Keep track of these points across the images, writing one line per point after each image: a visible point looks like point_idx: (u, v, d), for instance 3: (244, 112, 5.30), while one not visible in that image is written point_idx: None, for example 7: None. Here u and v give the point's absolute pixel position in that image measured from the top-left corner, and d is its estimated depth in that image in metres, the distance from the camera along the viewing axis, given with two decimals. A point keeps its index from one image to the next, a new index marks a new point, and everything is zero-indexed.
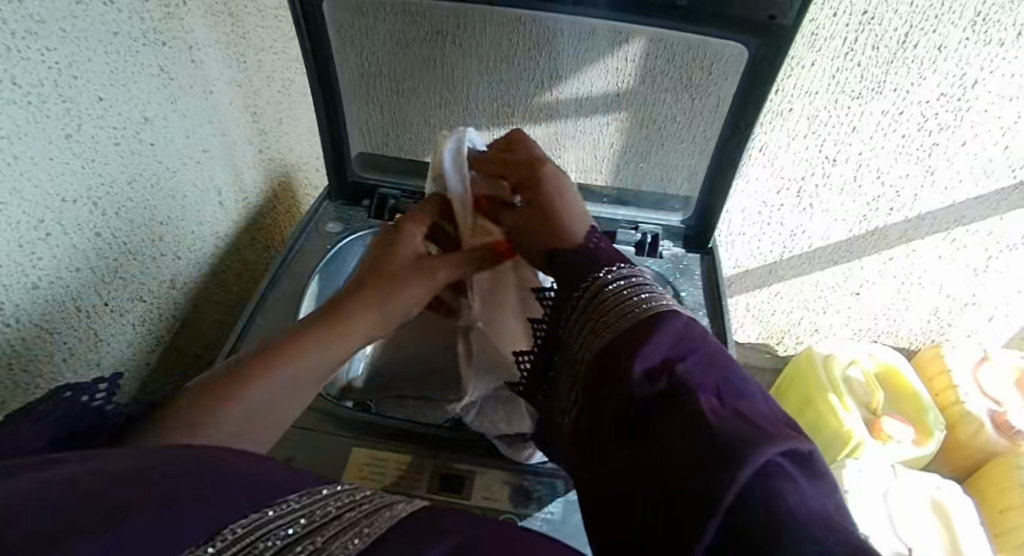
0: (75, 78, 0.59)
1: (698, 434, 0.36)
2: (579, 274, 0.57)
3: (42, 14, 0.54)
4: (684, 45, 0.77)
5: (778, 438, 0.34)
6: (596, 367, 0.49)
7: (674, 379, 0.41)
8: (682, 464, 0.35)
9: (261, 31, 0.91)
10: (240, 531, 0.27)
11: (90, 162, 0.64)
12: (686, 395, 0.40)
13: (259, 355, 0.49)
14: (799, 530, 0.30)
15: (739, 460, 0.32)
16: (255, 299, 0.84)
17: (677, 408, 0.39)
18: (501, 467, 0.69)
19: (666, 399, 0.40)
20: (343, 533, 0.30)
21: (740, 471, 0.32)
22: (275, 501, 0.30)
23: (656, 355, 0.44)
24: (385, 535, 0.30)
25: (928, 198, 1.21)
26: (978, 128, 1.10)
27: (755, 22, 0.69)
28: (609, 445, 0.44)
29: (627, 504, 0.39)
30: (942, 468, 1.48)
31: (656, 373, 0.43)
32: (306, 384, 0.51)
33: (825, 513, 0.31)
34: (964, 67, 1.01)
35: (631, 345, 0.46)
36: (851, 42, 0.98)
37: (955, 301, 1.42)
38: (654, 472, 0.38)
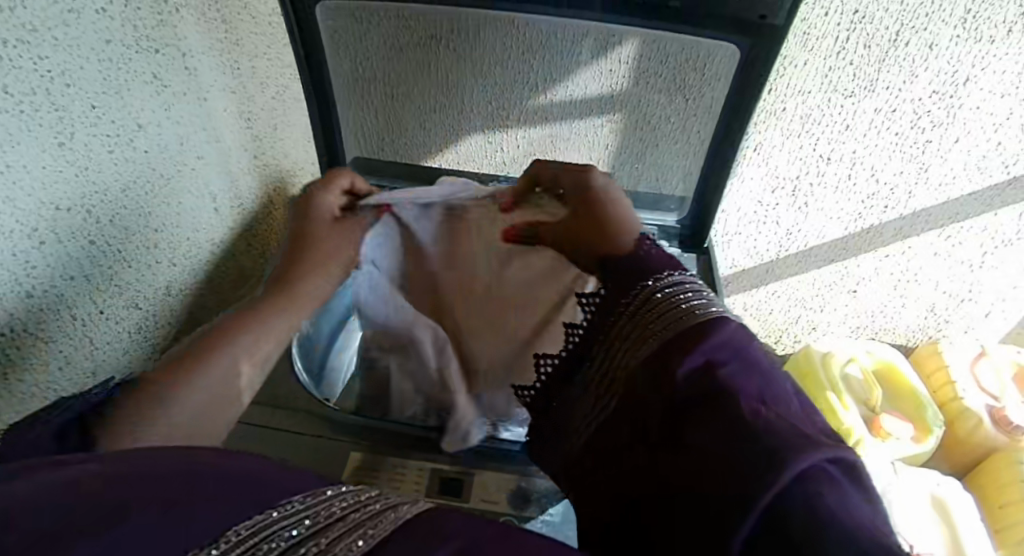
0: (67, 86, 0.59)
1: (734, 438, 0.35)
2: (629, 281, 0.53)
3: (33, 23, 0.54)
4: (677, 46, 0.77)
5: (823, 445, 0.33)
6: (637, 377, 0.46)
7: (719, 382, 0.39)
8: (718, 467, 0.34)
9: (254, 38, 0.91)
10: (244, 533, 0.27)
11: (84, 170, 0.64)
12: (726, 400, 0.38)
13: (208, 336, 0.50)
14: (842, 536, 0.29)
15: (779, 462, 0.32)
16: None
17: (715, 411, 0.38)
18: (499, 469, 0.69)
19: (710, 400, 0.38)
20: (349, 534, 0.30)
21: (780, 472, 0.31)
22: (279, 502, 0.30)
23: (697, 360, 0.41)
24: (391, 536, 0.30)
25: (922, 196, 1.21)
26: (970, 125, 1.10)
27: (747, 23, 0.70)
28: (645, 454, 0.42)
29: (662, 514, 0.38)
30: (941, 464, 1.48)
31: (697, 379, 0.40)
32: (261, 357, 0.52)
33: (871, 519, 0.30)
34: (956, 64, 1.02)
35: (676, 349, 0.43)
36: (842, 41, 0.99)
37: (952, 298, 1.42)
38: (685, 476, 0.36)
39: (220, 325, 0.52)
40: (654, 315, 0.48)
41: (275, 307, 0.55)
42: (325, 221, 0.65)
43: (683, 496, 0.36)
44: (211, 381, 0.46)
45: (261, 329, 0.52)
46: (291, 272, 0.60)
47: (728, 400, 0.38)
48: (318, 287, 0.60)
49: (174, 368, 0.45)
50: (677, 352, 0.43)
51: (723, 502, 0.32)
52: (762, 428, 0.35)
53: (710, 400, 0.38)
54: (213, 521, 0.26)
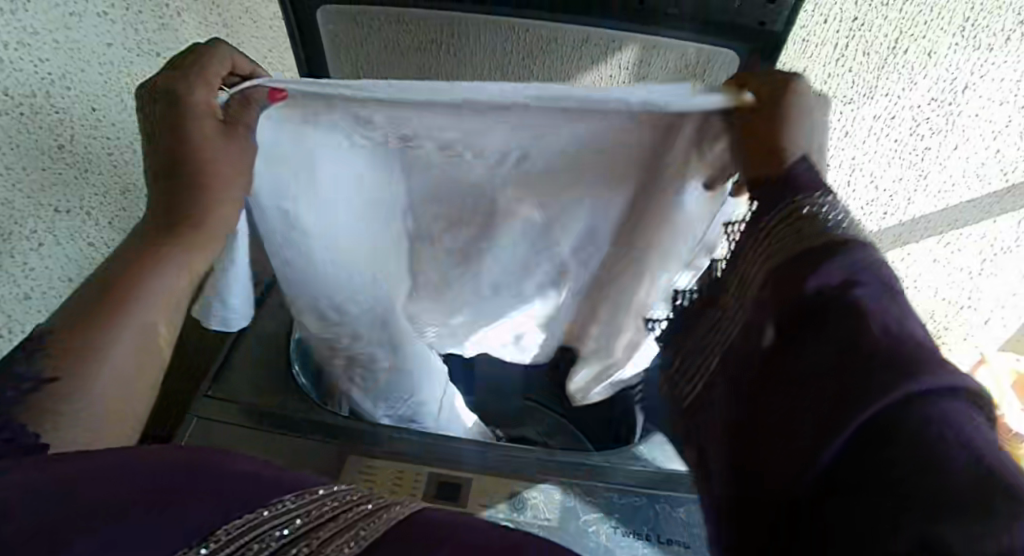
0: (68, 88, 0.59)
1: (827, 374, 0.30)
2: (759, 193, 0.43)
3: (35, 26, 0.54)
4: (677, 52, 0.77)
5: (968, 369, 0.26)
6: (745, 314, 0.40)
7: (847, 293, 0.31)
8: (809, 415, 0.30)
9: (255, 41, 0.91)
10: (234, 532, 0.28)
11: (84, 173, 0.64)
12: (853, 312, 0.30)
13: (99, 302, 0.45)
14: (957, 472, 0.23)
15: (897, 377, 0.26)
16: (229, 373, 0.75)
17: (832, 324, 0.31)
18: (497, 474, 0.66)
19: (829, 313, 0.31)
20: (339, 536, 0.30)
21: (896, 389, 0.26)
22: (270, 501, 0.31)
23: (836, 285, 0.32)
24: (382, 537, 0.30)
25: (921, 202, 1.22)
26: (969, 132, 1.09)
27: (747, 29, 0.70)
28: (737, 399, 0.38)
29: (749, 475, 0.35)
30: None
31: (819, 295, 0.32)
32: (171, 304, 0.49)
33: (997, 447, 0.25)
34: (956, 72, 1.01)
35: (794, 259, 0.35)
36: (841, 48, 0.99)
37: (951, 305, 1.42)
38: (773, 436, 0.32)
39: (110, 281, 0.46)
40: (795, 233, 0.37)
41: (176, 254, 0.48)
42: (210, 129, 0.48)
43: (771, 458, 0.32)
44: (115, 353, 0.44)
45: (160, 282, 0.48)
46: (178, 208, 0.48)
47: (845, 324, 0.30)
48: (226, 218, 0.51)
49: (69, 354, 0.43)
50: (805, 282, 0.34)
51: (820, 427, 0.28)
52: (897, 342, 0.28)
53: (814, 334, 0.31)
54: (202, 522, 0.28)
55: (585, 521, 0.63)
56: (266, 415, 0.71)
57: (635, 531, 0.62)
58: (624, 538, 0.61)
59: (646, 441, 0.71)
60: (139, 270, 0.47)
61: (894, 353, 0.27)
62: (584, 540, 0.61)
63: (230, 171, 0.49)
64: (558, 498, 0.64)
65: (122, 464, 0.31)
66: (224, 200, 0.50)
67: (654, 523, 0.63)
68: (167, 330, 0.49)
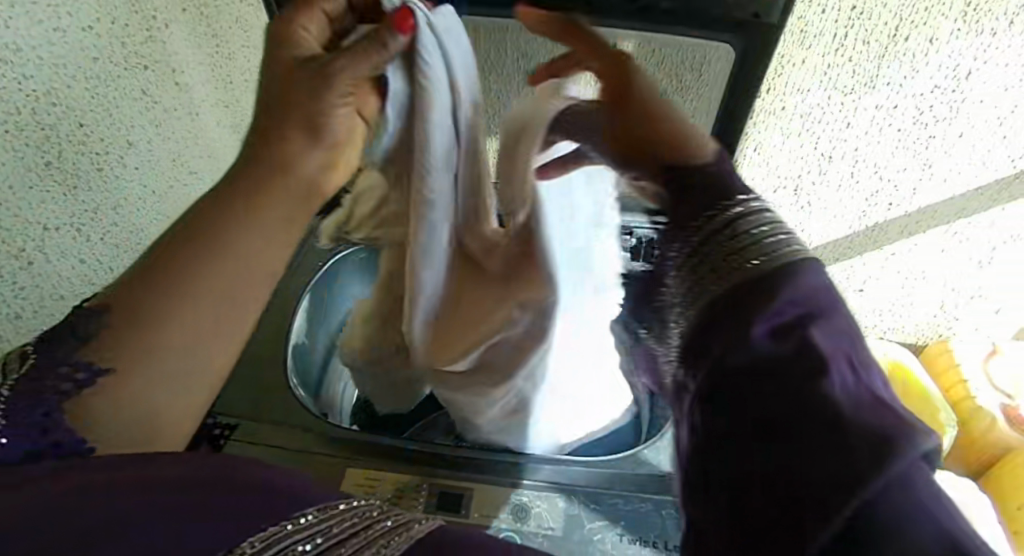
0: (53, 105, 0.58)
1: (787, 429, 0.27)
2: (699, 199, 0.38)
3: (17, 42, 0.53)
4: (673, 51, 0.70)
5: (917, 434, 0.25)
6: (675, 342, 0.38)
7: (805, 343, 0.29)
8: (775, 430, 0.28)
9: (246, 51, 0.87)
10: (259, 545, 0.29)
11: (73, 189, 0.62)
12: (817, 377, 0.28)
13: (171, 252, 0.43)
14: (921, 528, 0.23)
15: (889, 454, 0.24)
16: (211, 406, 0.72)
17: (806, 379, 0.28)
18: (495, 482, 0.65)
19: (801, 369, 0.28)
20: (365, 549, 0.31)
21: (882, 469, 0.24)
22: (293, 514, 0.31)
23: (823, 337, 0.29)
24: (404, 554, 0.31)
25: (928, 191, 1.19)
26: (974, 118, 1.07)
27: (738, 21, 0.62)
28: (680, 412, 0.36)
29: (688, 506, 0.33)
30: (955, 466, 1.46)
31: (785, 355, 0.29)
32: (260, 268, 0.46)
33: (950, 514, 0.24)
34: (958, 58, 0.98)
35: (747, 307, 0.32)
36: (840, 37, 0.95)
37: (961, 295, 1.41)
38: (732, 446, 0.30)
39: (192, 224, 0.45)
40: (700, 208, 0.38)
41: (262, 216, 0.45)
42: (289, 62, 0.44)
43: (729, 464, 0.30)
44: (211, 320, 0.43)
45: (242, 237, 0.45)
46: (273, 145, 0.45)
47: (803, 382, 0.28)
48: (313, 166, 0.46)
49: (139, 312, 0.41)
50: (744, 299, 0.32)
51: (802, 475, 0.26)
52: (851, 413, 0.26)
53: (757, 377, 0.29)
54: (217, 546, 0.27)
55: (590, 529, 0.61)
56: (261, 426, 0.70)
57: (641, 538, 0.60)
58: (629, 545, 0.60)
59: (651, 445, 0.70)
60: (239, 228, 0.44)
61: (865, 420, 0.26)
62: (588, 548, 0.60)
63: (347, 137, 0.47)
64: (561, 506, 0.63)
65: (167, 469, 0.30)
66: (300, 146, 0.45)
67: (661, 529, 0.61)
68: (242, 292, 0.45)
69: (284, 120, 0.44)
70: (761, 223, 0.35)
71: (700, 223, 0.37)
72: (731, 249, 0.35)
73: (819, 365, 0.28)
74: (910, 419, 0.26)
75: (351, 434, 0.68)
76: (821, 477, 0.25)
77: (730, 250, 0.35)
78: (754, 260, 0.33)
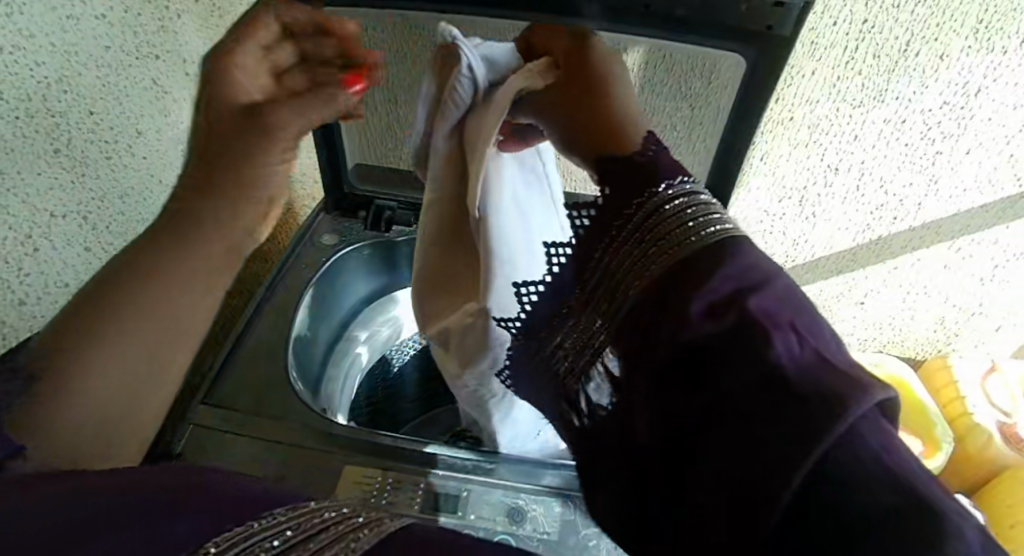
0: (64, 92, 0.58)
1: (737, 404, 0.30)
2: (631, 181, 0.42)
3: (31, 29, 0.53)
4: (683, 58, 0.72)
5: (852, 385, 0.28)
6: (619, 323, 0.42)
7: (742, 317, 0.32)
8: (735, 390, 0.30)
9: None
10: (224, 544, 0.28)
11: (80, 177, 0.62)
12: (756, 343, 0.31)
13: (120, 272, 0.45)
14: (878, 478, 0.26)
15: (838, 410, 0.27)
16: (209, 396, 0.71)
17: (743, 352, 0.31)
18: (493, 484, 0.65)
19: (732, 340, 0.31)
20: (334, 543, 0.31)
21: (837, 425, 0.27)
22: (255, 517, 0.31)
23: (766, 303, 0.32)
24: (375, 550, 0.31)
25: (932, 207, 1.19)
26: (981, 136, 1.07)
27: (752, 32, 0.62)
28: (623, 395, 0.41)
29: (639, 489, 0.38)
30: (949, 483, 1.46)
31: (718, 324, 0.32)
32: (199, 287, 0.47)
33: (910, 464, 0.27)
34: (967, 75, 0.98)
35: (687, 283, 0.35)
36: (851, 50, 0.95)
37: (962, 312, 1.41)
38: (703, 421, 0.31)
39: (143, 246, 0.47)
40: (640, 184, 0.42)
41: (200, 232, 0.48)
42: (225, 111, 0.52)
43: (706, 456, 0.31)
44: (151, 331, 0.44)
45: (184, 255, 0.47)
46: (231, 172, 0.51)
47: (746, 353, 0.31)
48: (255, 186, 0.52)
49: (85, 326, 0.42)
50: (693, 277, 0.36)
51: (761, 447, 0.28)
52: (788, 374, 0.29)
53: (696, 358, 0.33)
54: (186, 545, 0.27)
55: (585, 535, 0.61)
56: (260, 420, 0.69)
57: None
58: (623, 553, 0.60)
59: None
60: (182, 240, 0.47)
61: (801, 380, 0.29)
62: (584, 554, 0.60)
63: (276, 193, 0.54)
64: (557, 511, 0.63)
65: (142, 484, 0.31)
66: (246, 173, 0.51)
67: None
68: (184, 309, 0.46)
69: (225, 170, 0.51)
70: (682, 206, 0.40)
71: (639, 202, 0.41)
72: (667, 227, 0.39)
73: (766, 333, 0.31)
74: (840, 369, 0.30)
75: (350, 432, 0.68)
76: (788, 440, 0.27)
77: (665, 229, 0.39)
78: (688, 238, 0.38)
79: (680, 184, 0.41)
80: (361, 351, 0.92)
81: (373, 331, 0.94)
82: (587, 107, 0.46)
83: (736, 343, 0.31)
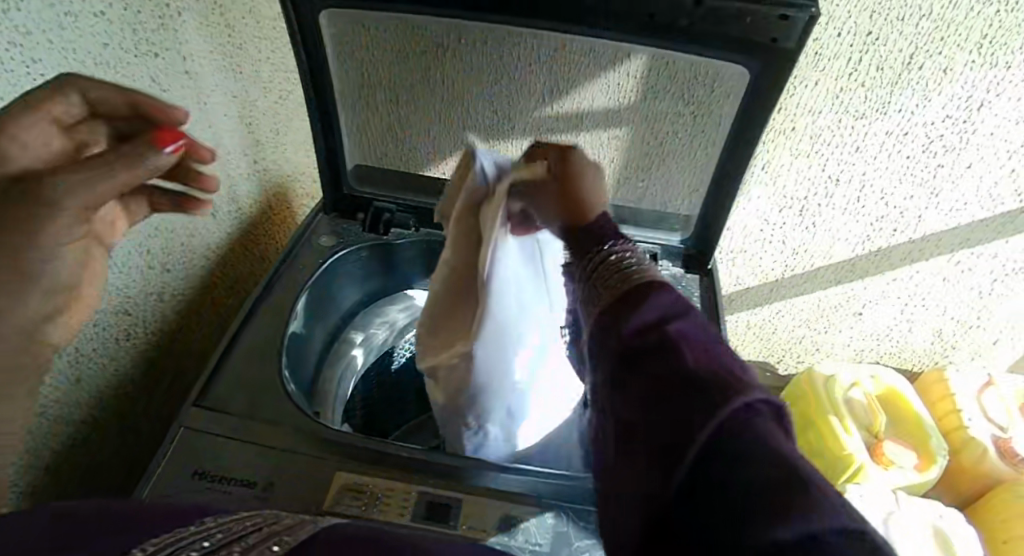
0: (60, 89, 0.57)
1: (650, 404, 0.34)
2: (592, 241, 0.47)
3: (28, 25, 0.52)
4: (685, 66, 0.71)
5: (746, 387, 0.32)
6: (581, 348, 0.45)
7: (660, 331, 0.36)
8: (650, 408, 0.34)
9: (257, 42, 0.88)
10: (153, 548, 0.26)
11: None
12: (671, 351, 0.34)
13: None
14: (759, 455, 0.29)
15: (725, 401, 0.31)
16: (196, 402, 0.70)
17: (659, 359, 0.35)
18: (487, 495, 0.64)
19: (651, 352, 0.35)
20: (265, 539, 0.29)
21: (719, 413, 0.30)
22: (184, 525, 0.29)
23: (682, 327, 0.36)
24: (302, 546, 0.30)
25: (932, 220, 1.19)
26: (983, 150, 1.07)
27: (757, 44, 0.62)
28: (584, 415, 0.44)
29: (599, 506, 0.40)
30: (942, 495, 1.46)
31: (643, 338, 0.36)
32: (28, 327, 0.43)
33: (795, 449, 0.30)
34: (971, 89, 0.98)
35: (617, 305, 0.39)
36: (854, 62, 0.95)
37: (960, 324, 1.41)
38: (628, 444, 0.35)
39: None
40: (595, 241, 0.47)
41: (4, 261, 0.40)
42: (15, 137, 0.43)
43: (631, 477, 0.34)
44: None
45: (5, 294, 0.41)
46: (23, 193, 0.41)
47: (661, 358, 0.35)
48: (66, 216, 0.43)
49: None
50: (623, 302, 0.39)
51: (667, 439, 0.32)
52: (691, 378, 0.33)
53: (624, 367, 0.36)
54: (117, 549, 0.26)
55: (577, 547, 0.61)
56: (253, 424, 0.68)
57: None
58: None
59: None
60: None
61: (703, 381, 0.32)
62: None
63: (76, 278, 0.49)
64: (551, 524, 0.62)
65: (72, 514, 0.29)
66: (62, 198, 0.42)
67: None
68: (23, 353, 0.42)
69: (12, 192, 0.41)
70: (630, 260, 0.43)
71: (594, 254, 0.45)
72: (610, 268, 0.43)
73: (677, 344, 0.35)
74: (744, 379, 0.33)
75: (344, 437, 0.68)
76: (686, 426, 0.31)
77: (611, 272, 0.43)
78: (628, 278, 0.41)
79: (624, 244, 0.45)
80: (356, 354, 0.92)
81: (370, 334, 0.95)
82: (571, 190, 0.52)
83: (654, 354, 0.35)
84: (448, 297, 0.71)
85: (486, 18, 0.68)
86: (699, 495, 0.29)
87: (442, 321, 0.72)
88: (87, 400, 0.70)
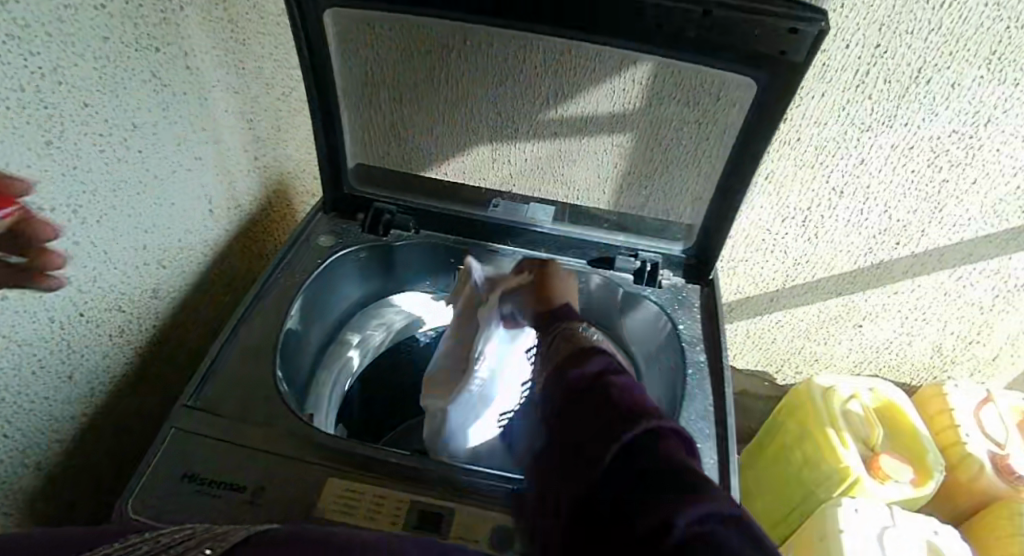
0: (59, 83, 0.56)
1: (589, 426, 0.45)
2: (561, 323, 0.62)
3: (27, 18, 0.51)
4: (692, 74, 0.70)
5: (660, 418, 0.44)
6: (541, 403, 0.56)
7: (603, 381, 0.49)
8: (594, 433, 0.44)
9: (261, 38, 0.88)
10: None
11: (72, 170, 0.60)
12: (608, 393, 0.47)
13: None
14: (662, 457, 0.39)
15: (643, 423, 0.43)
16: (189, 404, 0.69)
17: (599, 397, 0.47)
18: (480, 505, 0.62)
19: (594, 393, 0.48)
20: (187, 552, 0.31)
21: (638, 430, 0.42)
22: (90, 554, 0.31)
23: (624, 381, 0.48)
24: (230, 549, 0.31)
25: (935, 234, 1.18)
26: (989, 166, 1.06)
27: (765, 56, 0.61)
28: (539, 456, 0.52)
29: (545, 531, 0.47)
30: (937, 510, 1.45)
31: (590, 383, 0.49)
32: None
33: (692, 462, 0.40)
34: (978, 105, 0.97)
35: (574, 364, 0.52)
36: (862, 74, 0.94)
37: (960, 339, 1.41)
38: (572, 459, 0.44)
39: None
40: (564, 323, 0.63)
41: None
42: None
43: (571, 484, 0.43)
44: None
45: None
46: None
47: (601, 397, 0.47)
48: None
49: None
50: (578, 363, 0.53)
51: (599, 449, 0.42)
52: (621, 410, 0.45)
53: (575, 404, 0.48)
54: None
55: None
56: (245, 427, 0.67)
57: None
58: None
59: None
60: None
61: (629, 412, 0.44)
62: None
63: None
64: None
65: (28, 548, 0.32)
66: None
67: None
68: None
69: None
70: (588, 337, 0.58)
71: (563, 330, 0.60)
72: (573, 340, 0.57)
73: (612, 390, 0.47)
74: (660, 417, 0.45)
75: (339, 443, 0.67)
76: (613, 437, 0.42)
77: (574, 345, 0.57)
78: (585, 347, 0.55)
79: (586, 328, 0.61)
80: (352, 355, 0.91)
81: (366, 336, 0.93)
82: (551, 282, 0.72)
83: (596, 395, 0.47)
84: (447, 363, 0.82)
85: (492, 23, 0.67)
86: (619, 481, 0.39)
87: (439, 380, 0.82)
88: (79, 396, 0.69)
